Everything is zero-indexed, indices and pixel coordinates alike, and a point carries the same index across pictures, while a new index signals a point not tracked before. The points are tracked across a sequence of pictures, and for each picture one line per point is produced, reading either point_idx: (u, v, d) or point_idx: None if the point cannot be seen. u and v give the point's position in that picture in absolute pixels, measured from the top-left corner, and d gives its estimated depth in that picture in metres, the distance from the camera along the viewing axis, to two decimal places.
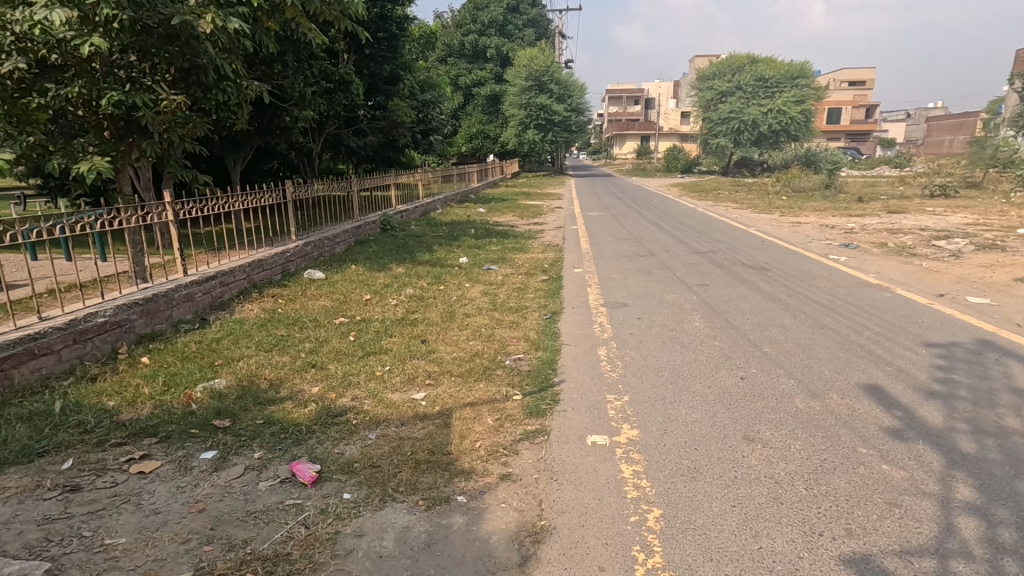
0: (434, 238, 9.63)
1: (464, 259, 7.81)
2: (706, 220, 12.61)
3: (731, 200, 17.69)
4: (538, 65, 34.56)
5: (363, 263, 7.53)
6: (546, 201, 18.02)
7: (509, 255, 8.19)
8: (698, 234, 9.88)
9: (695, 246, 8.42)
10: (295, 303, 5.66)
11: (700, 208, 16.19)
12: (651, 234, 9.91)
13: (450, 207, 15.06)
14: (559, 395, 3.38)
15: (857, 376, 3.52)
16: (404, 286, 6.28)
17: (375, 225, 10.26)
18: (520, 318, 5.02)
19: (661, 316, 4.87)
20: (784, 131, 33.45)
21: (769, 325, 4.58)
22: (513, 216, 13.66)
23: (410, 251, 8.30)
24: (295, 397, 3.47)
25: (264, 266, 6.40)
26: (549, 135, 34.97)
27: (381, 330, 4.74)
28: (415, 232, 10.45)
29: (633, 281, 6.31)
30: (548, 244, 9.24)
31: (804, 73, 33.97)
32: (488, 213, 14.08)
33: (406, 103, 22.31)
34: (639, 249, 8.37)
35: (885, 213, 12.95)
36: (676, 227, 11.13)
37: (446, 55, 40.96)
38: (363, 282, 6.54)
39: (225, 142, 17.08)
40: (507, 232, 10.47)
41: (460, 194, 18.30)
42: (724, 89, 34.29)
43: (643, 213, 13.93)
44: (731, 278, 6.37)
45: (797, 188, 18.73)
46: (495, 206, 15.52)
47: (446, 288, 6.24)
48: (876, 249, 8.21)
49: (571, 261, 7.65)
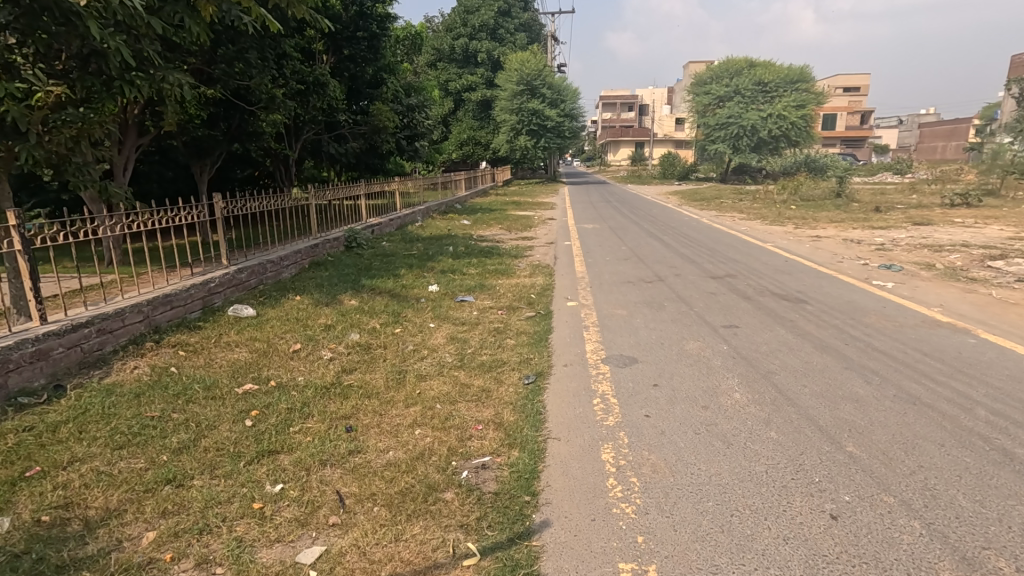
0: (404, 258, 8.32)
1: (434, 286, 6.50)
2: (713, 233, 11.38)
3: (736, 210, 16.46)
4: (530, 68, 33.40)
5: (311, 294, 6.19)
6: (538, 211, 16.74)
7: (490, 279, 6.92)
8: (709, 251, 8.63)
9: (710, 270, 7.09)
10: (200, 357, 4.29)
11: (703, 219, 14.96)
12: (655, 252, 8.63)
13: (432, 219, 13.72)
14: (540, 561, 2.02)
15: (1017, 513, 2.19)
16: (350, 330, 4.92)
17: (337, 243, 8.89)
18: (492, 384, 3.70)
19: (687, 382, 3.53)
20: (784, 137, 32.40)
21: (840, 399, 3.26)
22: (500, 229, 12.40)
23: (372, 276, 7.01)
24: (105, 560, 2.11)
25: (173, 303, 5.03)
26: (542, 141, 33.84)
27: (296, 407, 3.38)
28: (386, 249, 9.15)
29: (642, 319, 4.98)
30: (537, 265, 7.96)
31: (804, 78, 32.95)
32: (473, 226, 12.75)
33: (389, 107, 21.06)
34: (644, 272, 7.07)
35: (911, 224, 11.70)
36: (681, 242, 9.85)
37: (435, 59, 39.77)
38: (302, 322, 5.20)
39: (189, 148, 15.78)
40: (491, 250, 9.21)
41: (445, 204, 17.00)
42: (722, 93, 33.23)
43: (644, 225, 12.69)
44: (764, 316, 5.04)
45: (805, 196, 17.51)
46: (482, 217, 14.23)
47: (404, 331, 4.91)
48: (924, 271, 6.92)
49: (563, 289, 6.33)
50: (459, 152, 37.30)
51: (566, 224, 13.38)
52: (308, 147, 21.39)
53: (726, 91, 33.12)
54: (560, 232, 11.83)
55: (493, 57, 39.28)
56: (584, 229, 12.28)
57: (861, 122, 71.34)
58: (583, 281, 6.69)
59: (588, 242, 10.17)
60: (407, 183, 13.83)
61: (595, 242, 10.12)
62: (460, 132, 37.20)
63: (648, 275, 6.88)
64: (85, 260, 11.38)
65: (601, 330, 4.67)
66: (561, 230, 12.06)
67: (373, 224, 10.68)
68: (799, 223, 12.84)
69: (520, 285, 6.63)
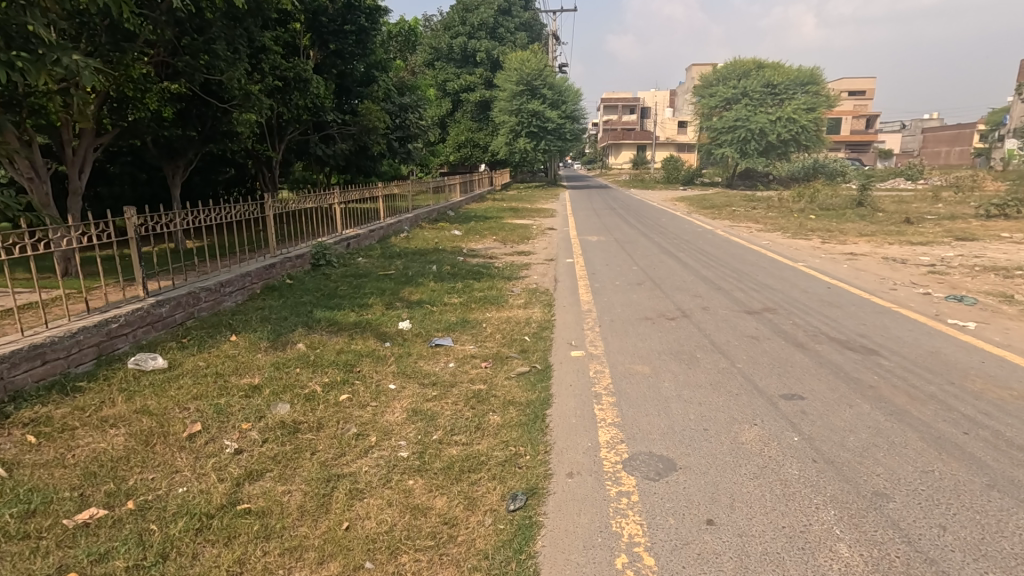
0: (378, 279, 7.11)
1: (405, 322, 5.26)
2: (733, 248, 10.15)
3: (751, 219, 15.25)
4: (530, 68, 32.21)
5: (251, 333, 4.97)
6: (537, 219, 15.55)
7: (474, 311, 5.70)
8: (734, 274, 7.42)
9: (744, 302, 5.85)
10: (57, 444, 3.05)
11: (717, 229, 13.74)
12: (672, 274, 7.39)
13: (420, 229, 12.52)
14: None
15: None
16: (281, 396, 3.67)
17: (303, 260, 7.63)
18: (459, 509, 2.47)
19: (757, 519, 2.30)
20: (794, 141, 31.20)
21: (1012, 565, 2.02)
22: (495, 241, 11.18)
23: (333, 305, 5.79)
24: None
25: (47, 357, 3.77)
26: (542, 143, 32.59)
27: (145, 564, 2.14)
28: (361, 267, 7.93)
29: (671, 381, 3.74)
30: (534, 290, 6.75)
31: (815, 80, 31.73)
32: (465, 237, 11.54)
33: (380, 106, 19.87)
34: (664, 303, 5.83)
35: (953, 239, 10.45)
36: (700, 260, 8.61)
37: (433, 59, 38.66)
38: (224, 379, 3.97)
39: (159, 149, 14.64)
40: (481, 268, 8.02)
41: (437, 211, 15.82)
42: (729, 95, 32.06)
43: (654, 237, 11.46)
44: (833, 379, 3.80)
45: (824, 205, 16.32)
46: (475, 227, 12.99)
47: (354, 398, 3.67)
48: (1005, 306, 5.67)
49: (566, 327, 5.09)
50: (456, 154, 36.09)
51: (568, 234, 12.16)
52: (294, 148, 20.23)
53: (734, 93, 31.90)
54: (560, 244, 10.60)
55: (493, 57, 38.14)
56: (587, 241, 11.07)
57: (866, 126, 70.24)
58: (589, 316, 5.45)
59: (593, 258, 8.96)
60: (393, 189, 12.62)
61: (601, 258, 8.90)
62: (457, 133, 36.00)
63: (668, 307, 5.64)
64: (30, 273, 10.19)
65: (618, 403, 3.43)
66: (563, 243, 10.86)
67: (350, 236, 9.45)
68: (826, 236, 11.62)
69: (512, 320, 5.41)
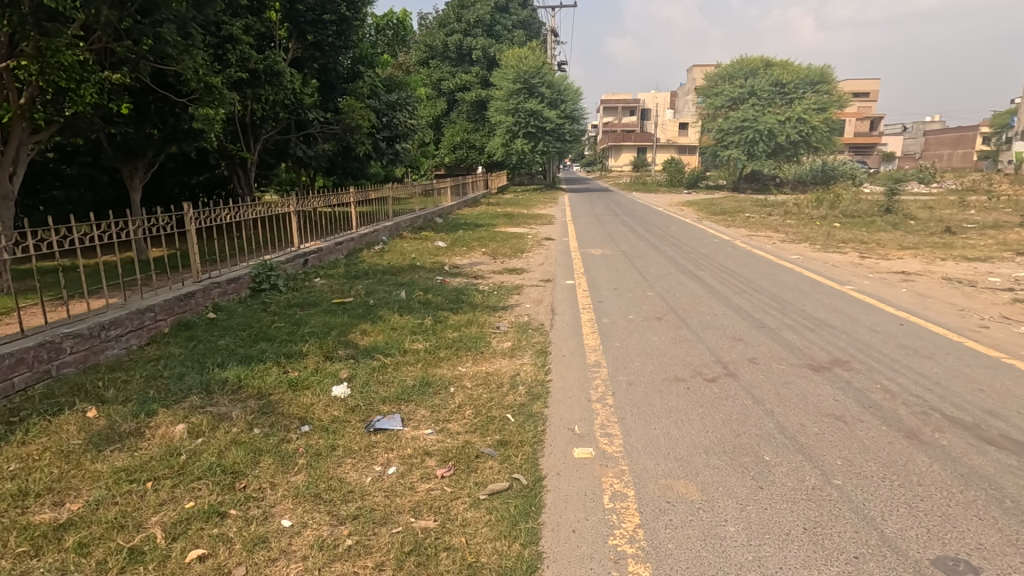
0: (328, 311, 5.65)
1: (345, 386, 3.78)
2: (761, 265, 8.68)
3: (770, 227, 13.81)
4: (528, 66, 30.77)
5: (117, 406, 3.49)
6: (533, 227, 14.13)
7: (442, 366, 4.24)
8: (775, 302, 5.96)
9: (804, 351, 4.38)
10: None
11: (734, 238, 12.28)
12: (698, 304, 5.92)
13: (401, 239, 11.09)
14: None
15: None
16: (86, 559, 2.16)
17: (239, 285, 6.13)
18: None
19: None
20: (804, 142, 29.77)
21: None
22: (484, 254, 9.76)
23: (254, 355, 4.31)
24: None
25: None
26: (540, 144, 31.16)
27: None
28: (315, 293, 6.45)
29: (742, 526, 2.26)
30: (525, 328, 5.30)
31: (825, 78, 30.31)
32: (450, 249, 10.10)
33: (366, 104, 18.45)
34: (699, 353, 4.34)
35: (1016, 254, 8.99)
36: (728, 282, 7.14)
37: (428, 57, 37.25)
38: (22, 508, 2.48)
39: (114, 149, 13.24)
40: (463, 293, 6.55)
41: (423, 218, 14.39)
42: (736, 95, 30.66)
43: (666, 250, 10.00)
44: (1008, 517, 2.30)
45: (848, 211, 14.89)
46: (464, 237, 11.55)
47: (211, 560, 2.18)
48: None
49: (569, 396, 3.60)
50: (452, 155, 34.71)
51: (568, 245, 10.72)
52: (272, 148, 18.80)
53: (741, 93, 30.51)
54: (559, 259, 9.16)
55: (490, 55, 36.75)
56: (589, 254, 9.62)
57: (872, 129, 68.97)
58: (600, 374, 3.95)
59: (598, 278, 7.50)
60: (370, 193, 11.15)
61: (607, 279, 7.43)
62: (453, 134, 34.61)
63: (705, 360, 4.16)
64: None
65: None
66: (563, 257, 9.40)
67: (310, 251, 7.97)
68: (862, 249, 10.19)
69: (492, 380, 3.95)
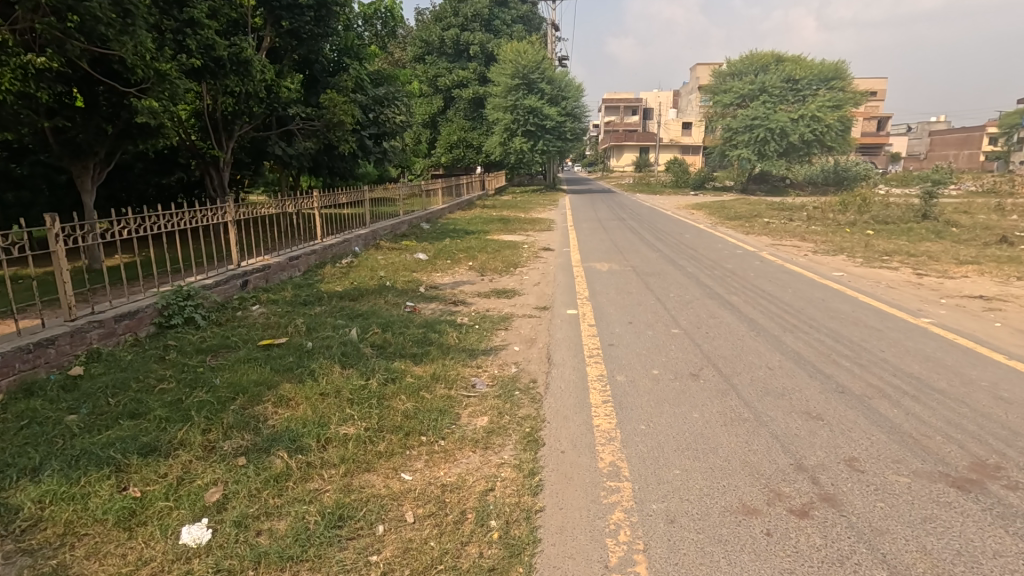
0: (246, 362, 4.18)
1: (203, 527, 2.30)
2: (802, 285, 7.20)
3: (795, 235, 12.32)
4: (527, 60, 29.24)
5: None
6: (530, 234, 12.67)
7: (376, 474, 2.77)
8: (844, 348, 4.47)
9: (927, 444, 2.91)
10: None
11: (759, 248, 10.80)
12: (745, 349, 4.42)
13: (377, 249, 9.65)
14: None
15: None
16: None
17: (144, 322, 4.70)
18: None
19: None
20: (817, 141, 28.27)
21: None
22: (470, 269, 8.30)
23: (92, 451, 2.83)
24: None
25: None
26: (540, 143, 29.71)
27: None
28: (242, 329, 4.99)
29: None
30: (509, 391, 3.83)
31: (840, 74, 28.77)
32: (432, 263, 8.66)
33: (350, 98, 16.99)
34: (769, 450, 2.85)
35: None
36: (770, 312, 5.66)
37: (424, 53, 35.74)
38: None
39: (62, 147, 11.70)
40: (434, 329, 5.09)
41: (407, 224, 12.89)
42: (745, 92, 29.16)
43: (683, 265, 8.51)
44: None
45: (879, 216, 13.41)
46: (450, 247, 10.06)
47: None
48: None
49: (571, 556, 2.14)
50: (448, 155, 33.36)
51: (570, 258, 9.24)
52: (248, 145, 17.35)
53: (750, 90, 29.02)
54: (559, 277, 7.67)
55: (488, 50, 35.27)
56: (594, 270, 8.13)
57: (879, 129, 67.58)
58: (619, 498, 2.48)
59: (607, 304, 6.00)
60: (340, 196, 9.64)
61: (618, 304, 5.93)
62: (449, 133, 33.21)
63: (781, 468, 2.68)
64: None
65: None
66: (564, 274, 7.93)
67: (253, 270, 6.46)
68: (913, 263, 8.71)
69: (452, 506, 2.49)
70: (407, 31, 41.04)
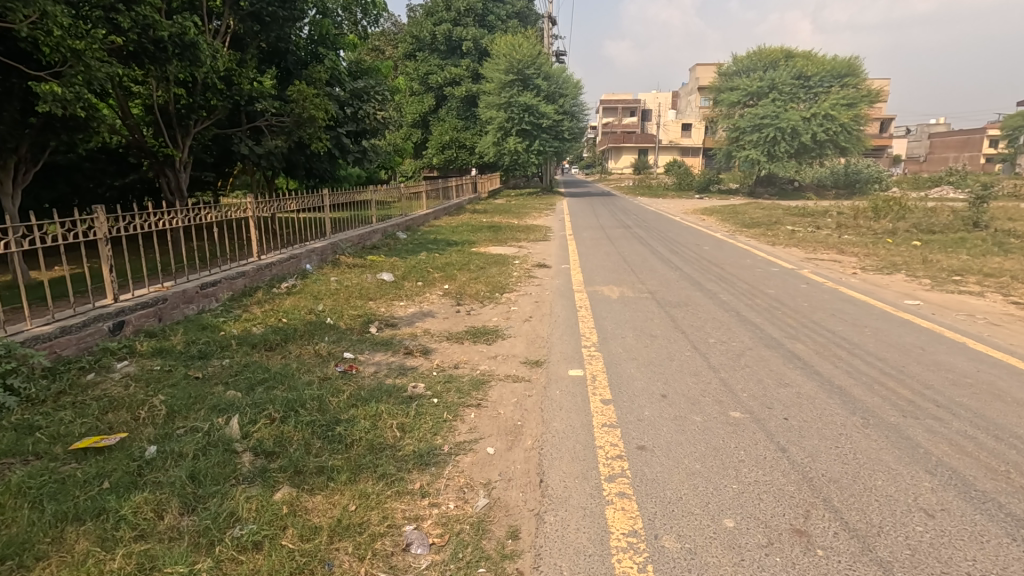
0: (17, 498, 2.40)
1: None
2: (878, 319, 5.45)
3: (832, 248, 10.57)
4: (522, 54, 27.54)
5: None
6: (523, 245, 10.93)
7: None
8: (1021, 458, 2.73)
9: None
10: None
11: (794, 263, 9.06)
12: (863, 460, 2.69)
13: (335, 266, 7.90)
14: None
15: None
16: None
17: None
18: None
19: None
20: (831, 141, 26.63)
21: None
22: (442, 296, 6.54)
23: None
24: None
25: None
26: (537, 143, 28.02)
27: None
28: (67, 413, 3.21)
29: None
30: (468, 574, 2.08)
31: (854, 70, 27.11)
32: (398, 286, 6.92)
33: (323, 91, 15.23)
34: None
35: None
36: (861, 371, 3.92)
37: (414, 49, 33.98)
38: None
39: None
40: (366, 410, 3.33)
41: (379, 233, 11.08)
42: (754, 89, 27.50)
43: (712, 286, 6.77)
44: None
45: (923, 225, 11.69)
46: (423, 264, 8.30)
47: None
48: None
49: None
50: (440, 156, 31.63)
51: (570, 278, 7.46)
52: (211, 143, 15.55)
53: (759, 87, 27.37)
54: (557, 307, 5.89)
55: (481, 46, 33.54)
56: (602, 296, 6.35)
57: (882, 130, 66.26)
58: None
59: (627, 356, 4.23)
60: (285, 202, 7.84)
61: (641, 359, 4.16)
62: (440, 133, 31.50)
63: None
64: None
65: None
66: (564, 302, 6.14)
67: (135, 306, 4.62)
68: (997, 287, 6.97)
69: None
70: (398, 26, 39.25)
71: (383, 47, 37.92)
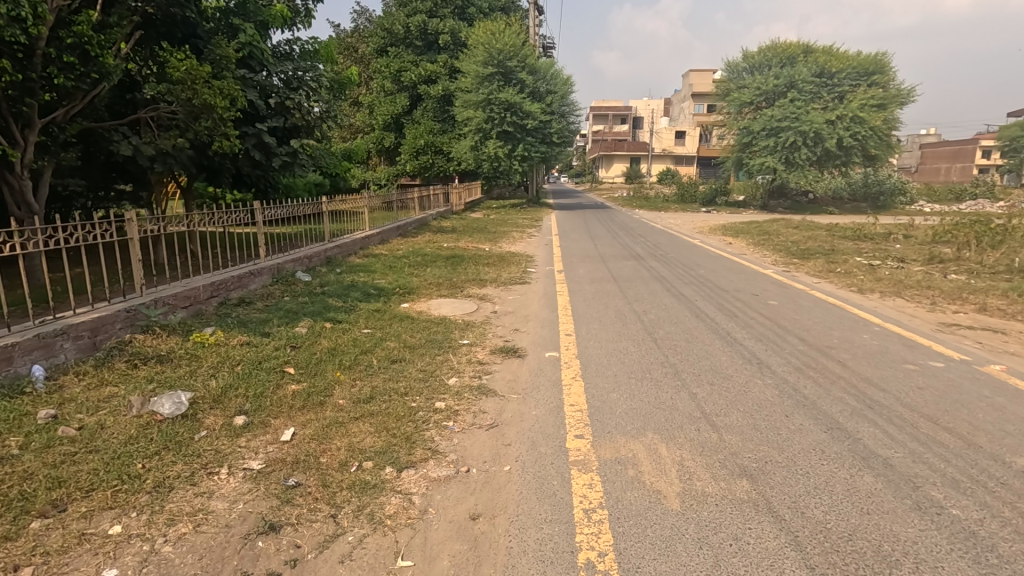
0: None
1: None
2: None
3: (958, 300, 6.91)
4: (503, 44, 23.88)
5: None
6: (489, 293, 7.13)
7: None
8: None
9: None
10: None
11: (938, 336, 5.36)
12: None
13: (109, 367, 4.05)
14: None
15: None
16: None
17: None
18: None
19: None
20: (858, 147, 23.27)
21: None
22: (251, 484, 2.71)
23: None
24: None
25: None
26: (521, 147, 24.39)
27: None
28: None
29: None
30: None
31: (883, 68, 23.89)
32: (180, 439, 3.10)
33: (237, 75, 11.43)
34: None
35: None
36: None
37: (386, 44, 29.97)
38: None
39: None
40: None
41: (267, 273, 7.16)
42: (771, 87, 24.08)
43: (874, 442, 2.99)
44: None
45: None
46: (285, 355, 4.43)
47: None
48: None
49: None
50: (414, 163, 27.74)
51: (563, 400, 3.63)
52: (80, 144, 11.34)
53: (776, 84, 23.97)
54: (527, 575, 2.07)
55: (461, 39, 29.82)
56: (636, 496, 2.54)
57: None
58: None
59: None
60: None
61: None
62: (413, 136, 27.71)
63: None
64: None
65: None
66: (549, 530, 2.33)
67: None
68: None
69: None
70: (370, 20, 35.24)
71: (353, 42, 33.82)
